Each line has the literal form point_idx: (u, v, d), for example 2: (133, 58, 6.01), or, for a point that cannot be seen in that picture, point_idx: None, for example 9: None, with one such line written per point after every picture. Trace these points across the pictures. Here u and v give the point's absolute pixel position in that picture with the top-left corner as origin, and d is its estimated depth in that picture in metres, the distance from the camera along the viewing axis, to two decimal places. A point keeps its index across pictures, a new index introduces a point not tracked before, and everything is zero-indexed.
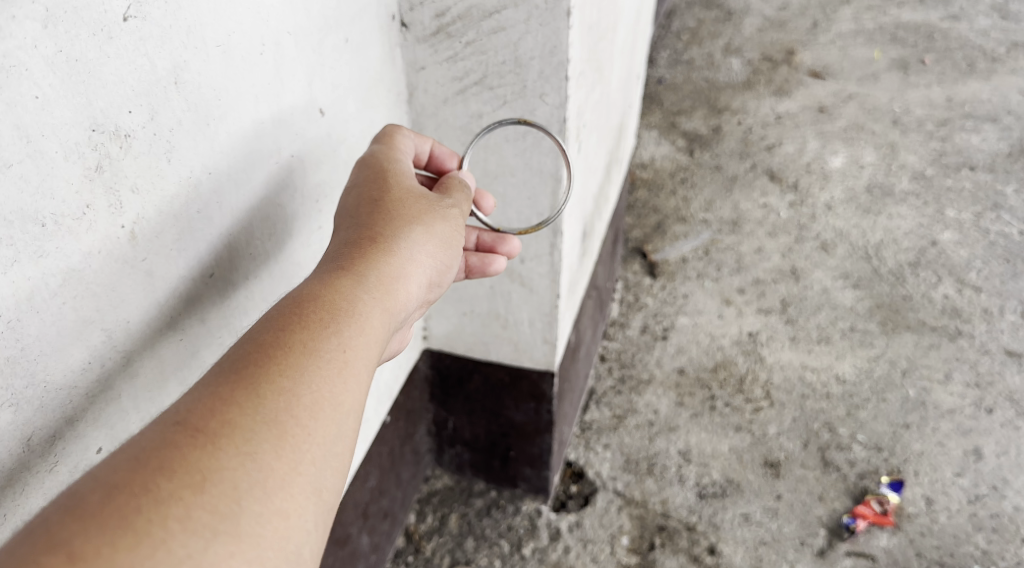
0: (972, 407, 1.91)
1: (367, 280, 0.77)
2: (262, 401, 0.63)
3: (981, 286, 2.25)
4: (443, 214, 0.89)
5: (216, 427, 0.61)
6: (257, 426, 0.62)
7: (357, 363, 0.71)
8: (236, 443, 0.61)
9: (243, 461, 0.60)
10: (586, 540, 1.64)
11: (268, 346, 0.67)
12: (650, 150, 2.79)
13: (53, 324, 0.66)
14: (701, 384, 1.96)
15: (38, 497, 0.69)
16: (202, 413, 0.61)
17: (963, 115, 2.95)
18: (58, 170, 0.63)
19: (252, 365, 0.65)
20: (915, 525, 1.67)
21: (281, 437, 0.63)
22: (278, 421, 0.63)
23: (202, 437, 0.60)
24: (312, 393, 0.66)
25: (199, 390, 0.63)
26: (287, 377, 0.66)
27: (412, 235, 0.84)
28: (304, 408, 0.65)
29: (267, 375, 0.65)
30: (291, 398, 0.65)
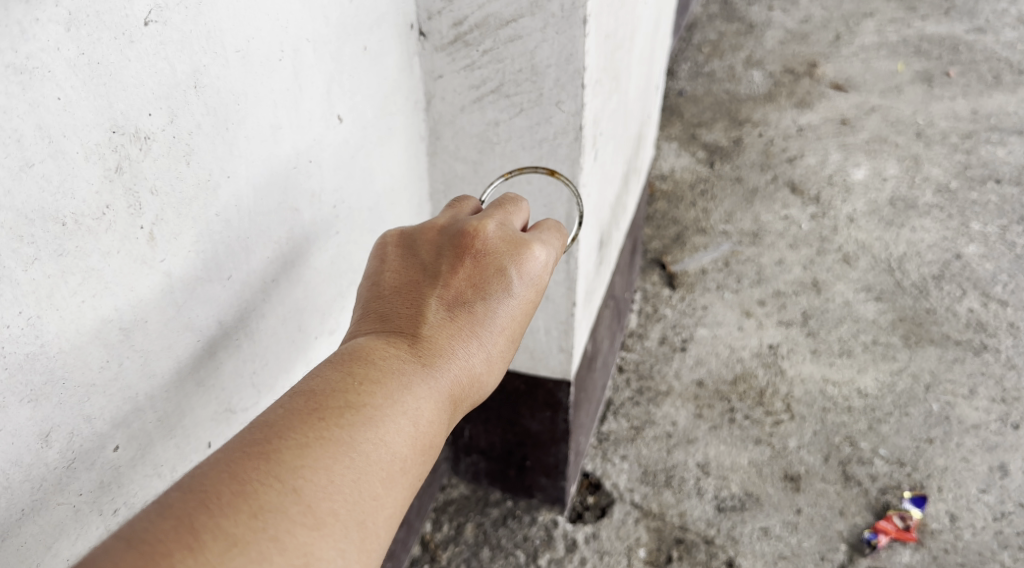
0: (998, 423, 1.88)
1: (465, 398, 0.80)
2: (363, 506, 0.66)
3: (1007, 300, 2.21)
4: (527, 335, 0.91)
5: (322, 515, 0.63)
6: (352, 526, 0.65)
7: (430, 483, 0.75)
8: (331, 537, 0.64)
9: (336, 555, 0.63)
10: (603, 552, 1.63)
11: (392, 450, 0.70)
12: (670, 161, 2.79)
13: (73, 320, 0.67)
14: (720, 396, 1.95)
15: (55, 492, 0.70)
16: (317, 492, 0.64)
17: (989, 127, 2.92)
18: (79, 171, 0.64)
19: (371, 464, 0.68)
20: (938, 542, 1.64)
21: (365, 542, 0.66)
22: (367, 526, 0.66)
23: (312, 520, 0.63)
24: (397, 507, 0.70)
25: (323, 465, 0.65)
26: (389, 488, 0.69)
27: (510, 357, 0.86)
28: (386, 516, 0.68)
29: (377, 478, 0.68)
30: (384, 505, 0.68)
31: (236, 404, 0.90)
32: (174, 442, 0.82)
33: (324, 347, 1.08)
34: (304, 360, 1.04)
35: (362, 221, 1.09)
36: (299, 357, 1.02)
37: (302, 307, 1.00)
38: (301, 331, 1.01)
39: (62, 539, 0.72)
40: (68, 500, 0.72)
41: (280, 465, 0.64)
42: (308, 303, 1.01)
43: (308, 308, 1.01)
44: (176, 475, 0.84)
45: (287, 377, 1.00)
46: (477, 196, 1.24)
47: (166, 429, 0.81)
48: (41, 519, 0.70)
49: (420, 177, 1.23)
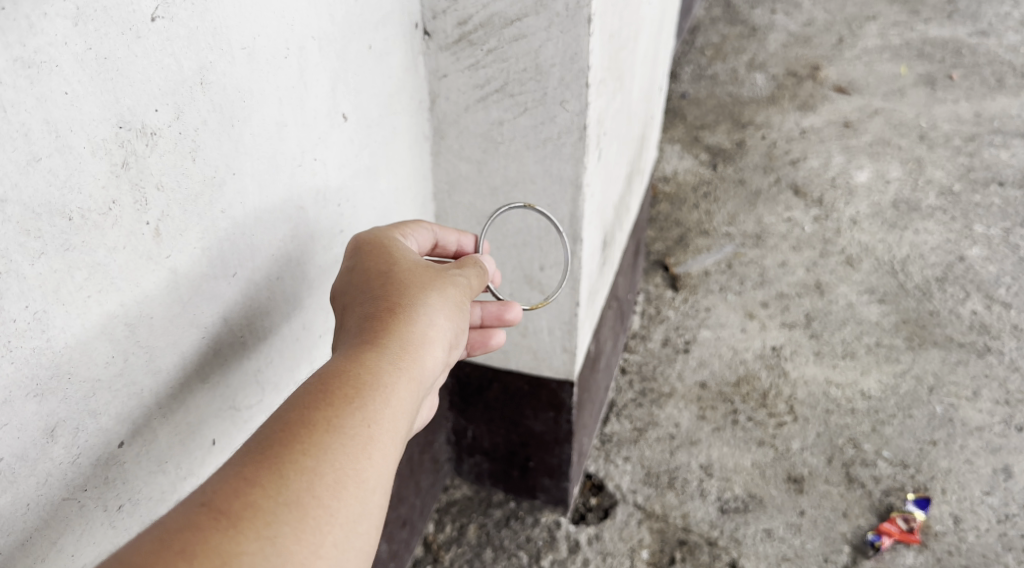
0: (1002, 425, 1.87)
1: (389, 351, 0.79)
2: (285, 486, 0.65)
3: (1010, 303, 2.21)
4: (453, 279, 0.91)
5: (240, 509, 0.63)
6: (278, 508, 0.64)
7: (383, 440, 0.73)
8: (257, 528, 0.63)
9: (263, 544, 0.62)
10: (606, 553, 1.63)
11: (298, 427, 0.70)
12: (673, 163, 2.79)
13: (80, 316, 0.67)
14: (723, 398, 1.94)
15: (59, 487, 0.70)
16: (226, 494, 0.64)
17: (992, 130, 2.92)
18: (86, 166, 0.65)
19: (278, 446, 0.68)
20: (942, 544, 1.64)
21: (302, 521, 0.65)
22: (299, 504, 0.65)
23: (225, 519, 0.62)
24: (337, 472, 0.68)
25: (224, 473, 0.66)
26: (312, 458, 0.68)
27: (427, 299, 0.86)
28: (322, 485, 0.67)
29: (292, 456, 0.67)
30: (314, 477, 0.67)
31: (240, 402, 0.90)
32: (180, 439, 0.82)
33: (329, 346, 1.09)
34: (308, 359, 1.04)
35: (366, 219, 1.09)
36: (304, 356, 1.02)
37: (307, 306, 1.00)
38: (305, 329, 1.01)
39: (67, 534, 0.72)
40: (71, 496, 0.72)
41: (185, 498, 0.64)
42: (312, 301, 1.01)
43: (313, 306, 1.02)
44: (182, 471, 0.84)
45: (292, 374, 1.00)
46: (480, 195, 1.24)
47: (172, 425, 0.81)
48: (46, 513, 0.70)
49: (423, 176, 1.24)
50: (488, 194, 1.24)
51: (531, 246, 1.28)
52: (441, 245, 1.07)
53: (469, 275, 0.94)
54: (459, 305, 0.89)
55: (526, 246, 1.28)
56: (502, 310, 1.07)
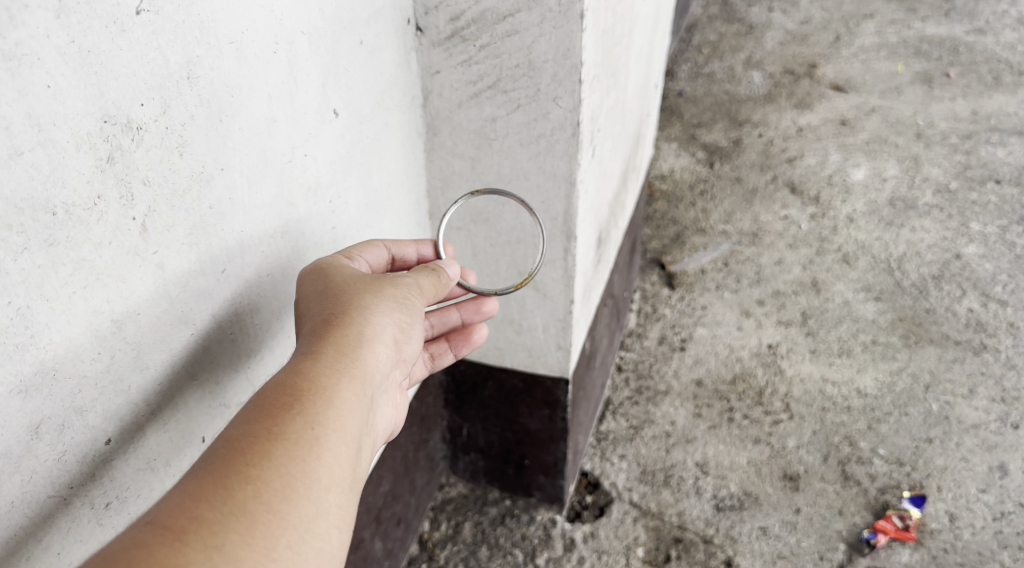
0: (998, 423, 1.87)
1: (329, 354, 0.80)
2: (230, 496, 0.66)
3: (1007, 300, 2.21)
4: (396, 280, 0.91)
5: (185, 524, 0.63)
6: (224, 518, 0.64)
7: (331, 441, 0.73)
8: (204, 540, 0.63)
9: (212, 555, 0.62)
10: (601, 551, 1.62)
11: (240, 439, 0.70)
12: (669, 161, 2.79)
13: (65, 312, 0.67)
14: (719, 396, 1.94)
15: (44, 484, 0.70)
16: (174, 510, 0.63)
17: (989, 128, 2.91)
18: (70, 161, 0.64)
19: (222, 459, 0.68)
20: (937, 542, 1.64)
21: (252, 528, 0.65)
22: (246, 512, 0.66)
23: (171, 534, 0.62)
24: (283, 476, 0.69)
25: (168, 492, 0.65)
26: (256, 466, 0.68)
27: (368, 303, 0.87)
28: (268, 492, 0.67)
29: (238, 466, 0.68)
30: (259, 485, 0.67)
31: (231, 399, 0.90)
32: (169, 435, 0.82)
33: None
34: None
35: (359, 216, 1.09)
36: None
37: None
38: None
39: (53, 532, 0.72)
40: (56, 494, 0.71)
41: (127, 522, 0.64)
42: None
43: None
44: (172, 468, 0.84)
45: None
46: (473, 192, 1.24)
47: (162, 422, 0.80)
48: (31, 511, 0.69)
49: (417, 174, 1.23)
50: (482, 190, 1.23)
51: (524, 243, 1.27)
52: (399, 257, 1.07)
53: (416, 276, 0.94)
54: (404, 303, 0.90)
55: (520, 243, 1.27)
56: (480, 304, 1.15)
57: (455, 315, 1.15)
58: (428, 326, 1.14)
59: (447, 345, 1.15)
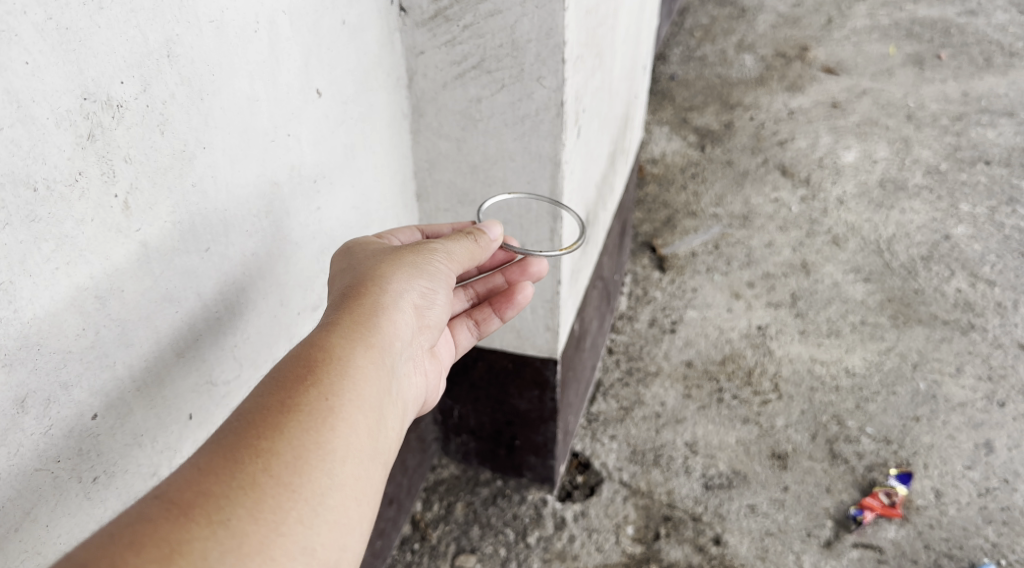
0: (984, 401, 1.89)
1: (346, 329, 0.81)
2: (239, 469, 0.67)
3: (995, 280, 2.22)
4: (417, 248, 0.93)
5: (191, 498, 0.64)
6: (232, 492, 0.65)
7: (346, 412, 0.74)
8: (209, 514, 0.64)
9: (217, 528, 0.63)
10: (591, 529, 1.64)
11: (255, 413, 0.71)
12: (660, 145, 2.79)
13: (48, 288, 0.68)
14: (708, 376, 1.96)
15: (30, 457, 0.71)
16: (180, 486, 0.65)
17: (979, 109, 2.92)
18: (50, 137, 0.65)
19: (234, 433, 0.69)
20: (923, 518, 1.65)
21: (259, 501, 0.66)
22: (256, 485, 0.67)
23: (177, 509, 0.63)
24: (296, 448, 0.70)
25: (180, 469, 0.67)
26: (268, 439, 0.69)
27: (386, 274, 0.88)
28: (280, 464, 0.68)
29: (249, 440, 0.69)
30: (270, 457, 0.68)
31: (217, 376, 0.91)
32: (154, 411, 0.83)
33: (308, 324, 1.09)
34: (287, 336, 1.04)
35: (344, 195, 1.09)
36: (283, 333, 1.03)
37: (284, 283, 1.00)
38: (283, 306, 1.01)
39: (40, 504, 0.73)
40: (43, 467, 0.72)
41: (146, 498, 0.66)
42: (291, 278, 1.02)
43: (290, 283, 1.02)
44: (158, 444, 0.85)
45: (271, 351, 1.01)
46: (460, 173, 1.25)
47: (146, 398, 0.81)
48: (19, 482, 0.70)
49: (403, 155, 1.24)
50: (469, 171, 1.24)
51: (510, 224, 1.27)
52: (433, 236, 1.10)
53: (442, 243, 0.95)
54: (425, 271, 0.91)
55: (507, 224, 1.27)
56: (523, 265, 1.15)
57: (501, 279, 1.18)
58: (474, 293, 1.19)
59: (491, 309, 1.16)
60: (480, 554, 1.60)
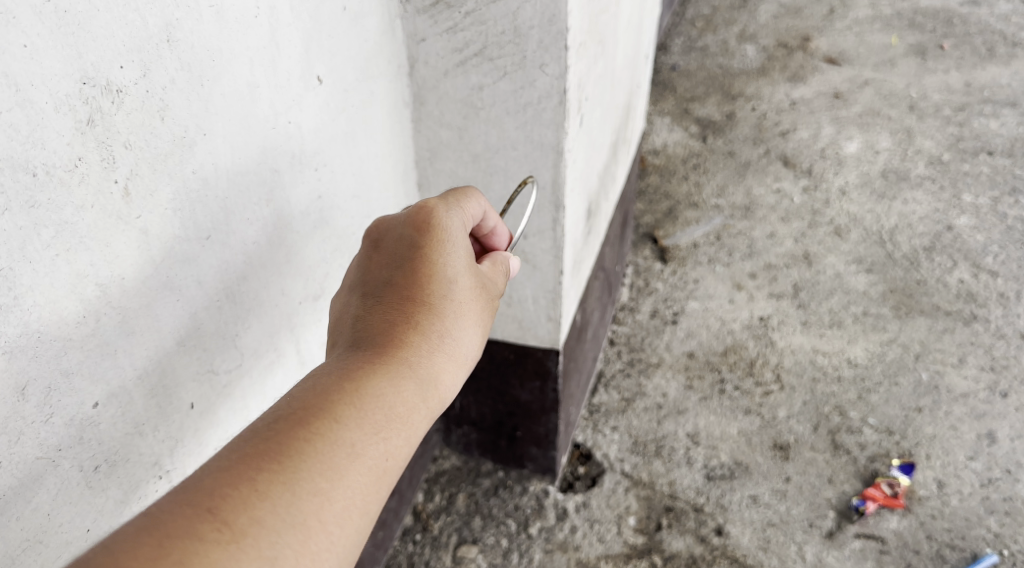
0: (986, 392, 1.88)
1: (425, 380, 0.79)
2: (295, 505, 0.65)
3: (998, 271, 2.21)
4: (489, 307, 0.91)
5: (244, 524, 0.62)
6: (284, 528, 0.64)
7: (393, 472, 0.74)
8: (258, 545, 0.62)
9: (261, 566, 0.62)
10: (593, 520, 1.64)
11: (327, 444, 0.69)
12: (662, 136, 2.78)
13: (49, 275, 0.67)
14: (710, 367, 1.95)
15: (33, 446, 0.70)
16: (232, 503, 0.63)
17: (982, 100, 2.91)
18: (49, 122, 0.65)
19: (299, 457, 0.67)
20: (925, 508, 1.65)
21: (305, 544, 0.65)
22: (304, 526, 0.65)
23: (227, 535, 0.61)
24: (349, 500, 0.68)
25: (235, 474, 0.64)
26: (329, 482, 0.67)
27: (466, 326, 0.86)
28: (332, 514, 0.67)
29: (311, 474, 0.67)
30: (325, 500, 0.67)
31: (218, 365, 0.90)
32: (155, 400, 0.82)
33: (309, 313, 1.08)
34: (288, 326, 1.03)
35: (344, 185, 1.08)
36: (284, 322, 1.02)
37: (285, 271, 0.99)
38: (284, 295, 1.00)
39: (40, 493, 0.72)
40: (45, 456, 0.72)
41: (195, 490, 0.63)
42: (291, 267, 1.00)
43: (292, 272, 1.01)
44: (160, 433, 0.84)
45: (272, 339, 1.00)
46: (461, 162, 1.24)
47: (148, 387, 0.81)
48: (20, 472, 0.70)
49: (403, 144, 1.23)
50: (469, 160, 1.23)
51: (512, 214, 1.26)
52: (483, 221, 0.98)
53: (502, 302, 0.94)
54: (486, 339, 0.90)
55: (508, 214, 1.27)
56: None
57: None
58: None
59: None
60: (481, 545, 1.60)
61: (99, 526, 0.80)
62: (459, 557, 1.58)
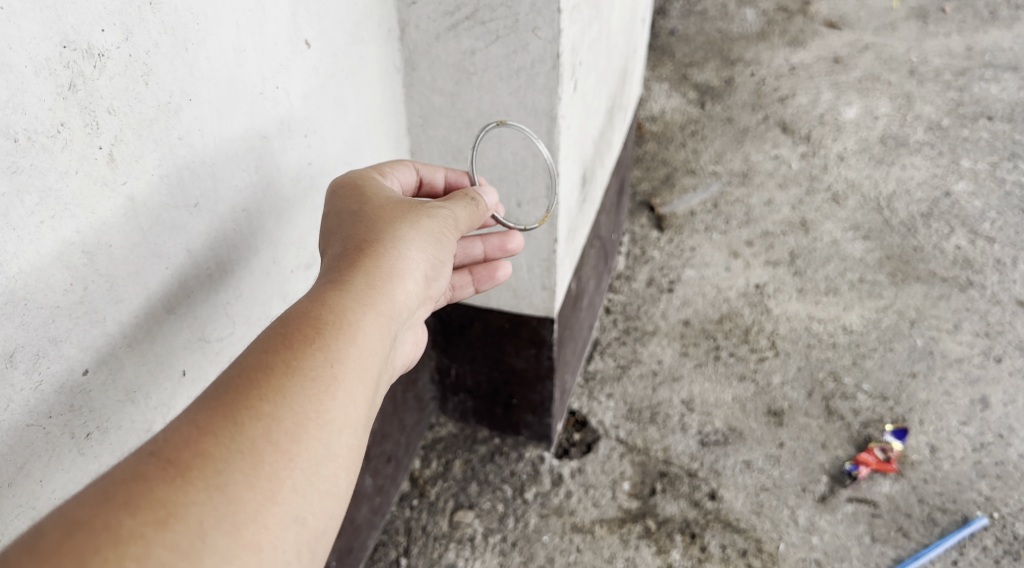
0: (981, 357, 1.89)
1: (359, 293, 0.79)
2: (239, 432, 0.65)
3: (995, 237, 2.21)
4: (430, 214, 0.90)
5: (190, 459, 0.63)
6: (232, 456, 0.64)
7: (347, 379, 0.73)
8: (208, 476, 0.62)
9: (213, 494, 0.62)
10: (588, 485, 1.65)
11: (258, 371, 0.69)
12: (660, 102, 2.76)
13: (33, 242, 0.67)
14: (706, 335, 1.96)
15: (22, 411, 0.70)
16: (177, 445, 0.63)
17: (983, 64, 2.88)
18: (29, 86, 0.64)
19: (235, 390, 0.68)
20: (917, 473, 1.66)
21: (256, 467, 0.65)
22: (253, 449, 0.65)
23: (171, 472, 0.62)
24: (295, 415, 0.68)
25: (175, 422, 0.65)
26: (269, 402, 0.68)
27: (399, 239, 0.86)
28: (279, 432, 0.67)
29: (248, 400, 0.67)
30: (269, 421, 0.67)
31: (209, 334, 0.90)
32: (147, 368, 0.82)
33: (301, 282, 1.07)
34: (280, 294, 1.03)
35: (334, 152, 1.07)
36: (276, 291, 1.02)
37: (276, 239, 0.99)
38: (276, 264, 1.00)
39: (32, 458, 0.72)
40: (35, 422, 0.72)
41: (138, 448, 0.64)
42: (282, 234, 1.00)
43: (283, 241, 1.01)
44: (151, 401, 0.84)
45: (264, 307, 1.00)
46: (454, 129, 1.23)
47: (138, 354, 0.81)
48: (10, 437, 0.70)
49: (396, 111, 1.22)
50: (462, 126, 1.22)
51: (506, 181, 1.26)
52: (428, 181, 1.09)
53: (450, 209, 0.93)
54: (435, 242, 0.89)
55: (502, 181, 1.26)
56: (505, 240, 1.14)
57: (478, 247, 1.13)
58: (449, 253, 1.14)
59: (469, 278, 1.14)
60: (478, 510, 1.61)
61: None
62: (455, 522, 1.60)
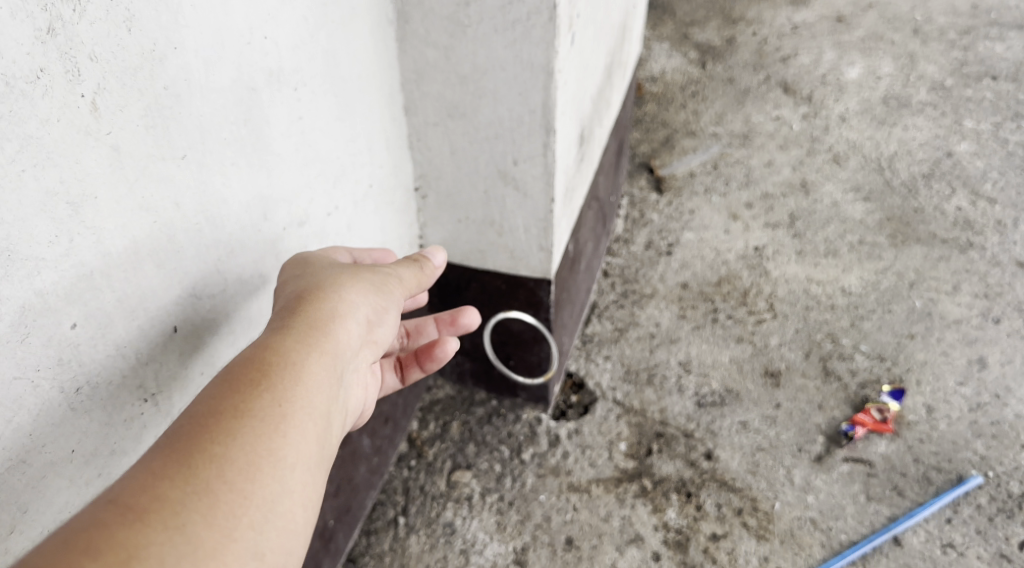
0: (979, 318, 1.88)
1: (304, 335, 0.82)
2: (193, 475, 0.68)
3: (996, 198, 2.19)
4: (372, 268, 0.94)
5: (147, 502, 0.65)
6: (188, 497, 0.66)
7: (296, 421, 0.76)
8: (165, 518, 0.64)
9: (172, 534, 0.64)
10: (585, 446, 1.66)
11: (208, 417, 0.72)
12: (660, 62, 2.72)
13: (16, 191, 0.66)
14: (704, 297, 1.95)
15: (9, 363, 0.70)
16: (133, 490, 0.65)
17: (989, 23, 2.83)
18: (6, 28, 0.62)
19: (187, 439, 0.70)
20: (914, 433, 1.67)
21: (212, 509, 0.67)
22: (209, 492, 0.68)
23: (129, 514, 0.64)
24: (247, 456, 0.71)
25: (130, 473, 0.67)
26: (219, 447, 0.70)
27: (342, 284, 0.89)
28: (233, 474, 0.69)
29: (200, 445, 0.70)
30: (221, 465, 0.69)
31: (201, 291, 0.89)
32: (138, 323, 0.82)
33: (295, 241, 1.06)
34: (274, 253, 1.02)
35: (326, 108, 1.06)
36: (269, 249, 1.00)
37: (268, 195, 0.97)
38: (268, 221, 0.99)
39: (21, 412, 0.72)
40: (23, 375, 0.71)
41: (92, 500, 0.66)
42: (274, 191, 0.98)
43: (274, 197, 0.99)
44: (143, 357, 0.83)
45: (258, 265, 0.99)
46: (449, 84, 1.21)
47: (129, 308, 0.80)
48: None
49: (389, 66, 1.20)
50: (457, 82, 1.20)
51: (501, 139, 1.24)
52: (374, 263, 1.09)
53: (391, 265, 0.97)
54: (380, 287, 0.93)
55: (497, 139, 1.24)
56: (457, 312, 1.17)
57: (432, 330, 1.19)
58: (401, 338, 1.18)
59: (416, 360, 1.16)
60: (475, 470, 1.62)
61: (84, 447, 0.79)
62: (453, 482, 1.60)
